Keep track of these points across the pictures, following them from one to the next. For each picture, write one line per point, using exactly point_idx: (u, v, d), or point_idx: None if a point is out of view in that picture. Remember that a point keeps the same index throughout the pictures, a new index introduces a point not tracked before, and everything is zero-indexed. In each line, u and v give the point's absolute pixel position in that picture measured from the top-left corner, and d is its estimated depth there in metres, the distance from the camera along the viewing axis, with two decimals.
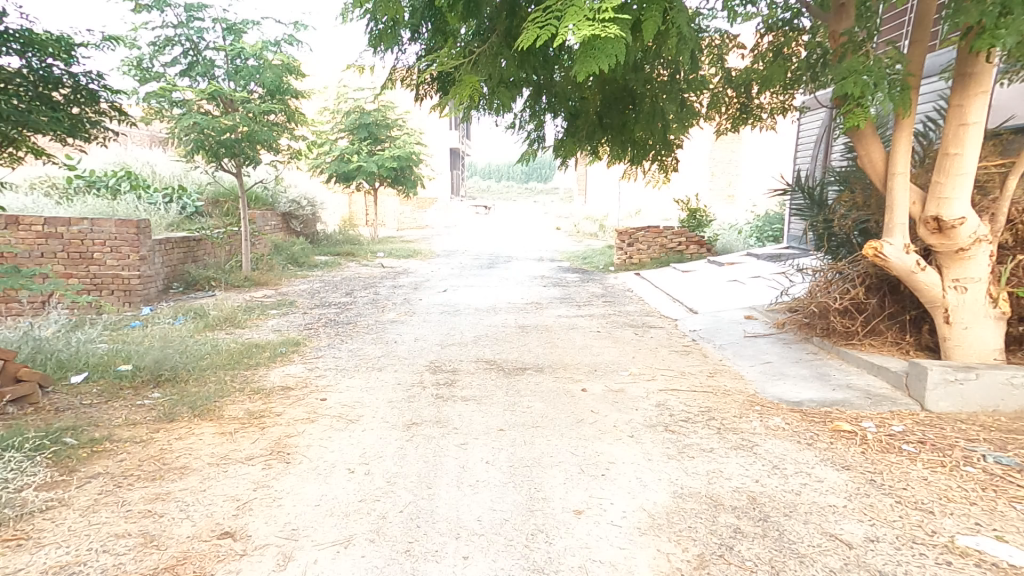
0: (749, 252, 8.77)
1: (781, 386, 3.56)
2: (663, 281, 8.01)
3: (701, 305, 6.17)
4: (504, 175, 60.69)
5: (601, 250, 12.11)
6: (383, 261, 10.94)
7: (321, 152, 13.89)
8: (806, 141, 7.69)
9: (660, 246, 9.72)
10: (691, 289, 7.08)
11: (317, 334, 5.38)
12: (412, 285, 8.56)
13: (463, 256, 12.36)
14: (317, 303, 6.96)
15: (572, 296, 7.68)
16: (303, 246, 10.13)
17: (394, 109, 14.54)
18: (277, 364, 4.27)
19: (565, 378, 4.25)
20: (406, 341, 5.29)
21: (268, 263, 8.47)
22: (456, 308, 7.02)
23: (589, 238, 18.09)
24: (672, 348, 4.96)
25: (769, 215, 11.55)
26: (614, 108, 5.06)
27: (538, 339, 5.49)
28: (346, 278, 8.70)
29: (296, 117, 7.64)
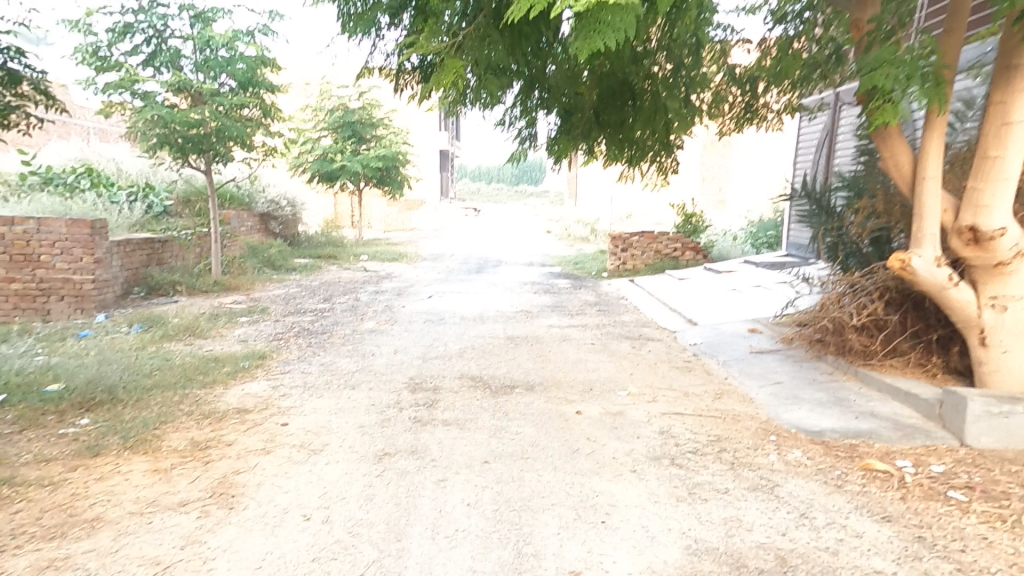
0: (748, 259, 8.48)
1: (797, 412, 3.22)
2: (658, 289, 7.70)
3: (700, 316, 5.84)
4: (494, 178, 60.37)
5: (593, 256, 11.77)
6: (366, 265, 10.50)
7: (304, 150, 13.43)
8: (805, 145, 7.48)
9: (655, 252, 9.41)
10: (689, 299, 6.77)
11: (286, 346, 4.95)
12: (396, 291, 8.14)
13: (450, 260, 11.95)
14: (292, 309, 6.52)
15: (564, 304, 7.32)
16: (281, 248, 9.67)
17: (380, 107, 14.10)
18: (237, 381, 3.85)
19: (557, 398, 3.88)
20: (384, 354, 4.87)
21: (241, 265, 8.00)
22: (441, 317, 6.62)
23: (580, 242, 17.79)
24: (671, 364, 4.62)
25: (764, 222, 11.49)
26: (612, 105, 4.70)
27: (527, 353, 5.12)
28: (326, 282, 8.24)
29: (272, 112, 7.20)
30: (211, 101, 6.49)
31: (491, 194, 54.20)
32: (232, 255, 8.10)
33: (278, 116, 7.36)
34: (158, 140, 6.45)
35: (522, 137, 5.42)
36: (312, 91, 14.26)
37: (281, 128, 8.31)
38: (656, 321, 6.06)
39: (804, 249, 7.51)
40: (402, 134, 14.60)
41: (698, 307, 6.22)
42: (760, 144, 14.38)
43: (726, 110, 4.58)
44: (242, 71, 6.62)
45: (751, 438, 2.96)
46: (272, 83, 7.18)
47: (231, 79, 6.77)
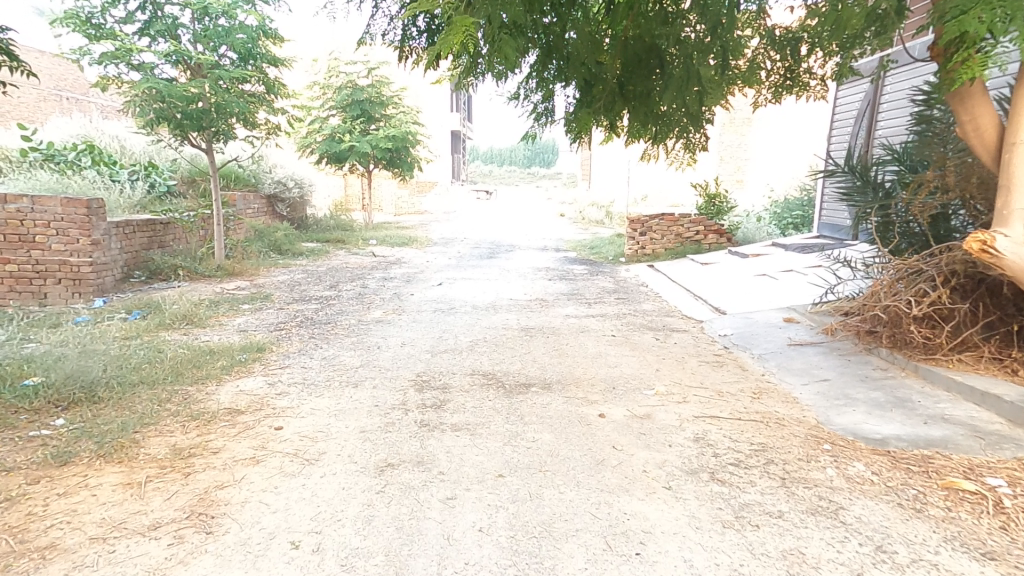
0: (776, 242, 8.01)
1: (853, 415, 2.85)
2: (681, 274, 7.29)
3: (729, 304, 5.44)
4: (506, 161, 59.60)
5: (610, 240, 11.34)
6: (375, 250, 10.20)
7: (312, 131, 13.09)
8: (841, 120, 7.01)
9: (676, 236, 8.96)
10: (715, 285, 6.36)
11: (288, 337, 4.67)
12: (405, 278, 7.84)
13: (461, 245, 11.61)
14: (296, 297, 6.26)
15: (579, 292, 6.95)
16: (288, 233, 9.40)
17: (389, 85, 13.65)
18: (232, 377, 3.56)
19: (577, 398, 3.55)
20: (390, 347, 4.59)
21: (245, 250, 7.74)
22: (451, 306, 6.31)
23: (595, 225, 17.32)
24: (701, 358, 4.24)
25: (789, 202, 11.30)
26: (638, 75, 4.22)
27: (543, 345, 4.79)
28: (333, 269, 7.97)
29: (274, 87, 6.83)
30: (210, 74, 6.13)
31: (503, 177, 53.49)
32: (236, 239, 7.84)
33: (281, 92, 6.99)
34: (155, 116, 6.10)
35: (538, 112, 5.00)
36: (319, 69, 13.82)
37: (286, 107, 7.96)
38: (681, 309, 5.68)
39: (839, 231, 7.03)
40: (412, 113, 14.15)
41: (725, 295, 5.82)
42: (786, 121, 13.73)
43: (767, 77, 4.12)
44: (241, 44, 6.25)
45: (802, 446, 2.60)
46: (275, 57, 6.81)
47: (231, 51, 6.41)
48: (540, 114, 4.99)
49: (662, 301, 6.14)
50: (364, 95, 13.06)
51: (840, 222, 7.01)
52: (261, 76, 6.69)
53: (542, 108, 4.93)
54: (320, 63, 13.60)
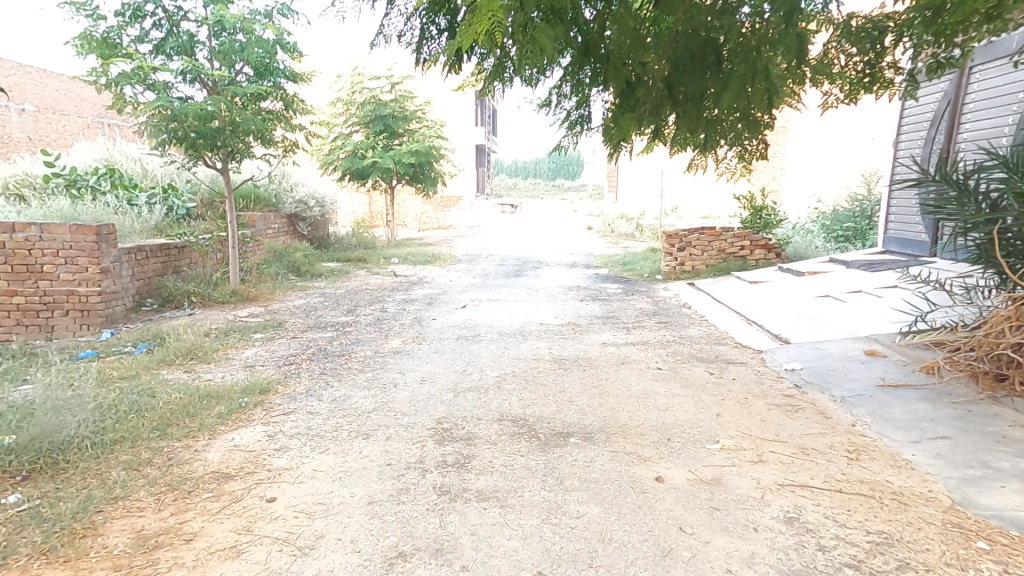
0: (832, 257, 7.31)
1: (1004, 494, 2.19)
2: (728, 295, 6.64)
3: (792, 330, 4.77)
4: (529, 173, 59.48)
5: (643, 255, 10.74)
6: (396, 269, 9.86)
7: (335, 148, 12.94)
8: (911, 130, 6.49)
9: (718, 251, 8.30)
10: (770, 307, 5.72)
11: (297, 374, 4.24)
12: (426, 301, 7.45)
13: (486, 262, 11.19)
14: (312, 324, 5.90)
15: (614, 315, 6.39)
16: (307, 253, 9.13)
17: (412, 100, 13.43)
18: (229, 428, 3.12)
19: (626, 453, 2.97)
20: (409, 386, 4.12)
21: (260, 274, 7.44)
22: (475, 333, 5.83)
23: (625, 239, 16.76)
24: (770, 399, 3.60)
25: (837, 213, 10.91)
26: (690, 73, 3.67)
27: (579, 382, 4.24)
28: (352, 292, 7.64)
29: (293, 103, 6.56)
30: (225, 91, 5.85)
31: (527, 189, 53.30)
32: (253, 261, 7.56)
33: (300, 108, 6.73)
34: (166, 135, 5.82)
35: (571, 118, 4.49)
36: (341, 84, 13.66)
37: (305, 124, 7.71)
38: (734, 337, 5.02)
39: (910, 246, 6.33)
40: (435, 127, 13.90)
41: (784, 318, 5.20)
42: (830, 127, 12.98)
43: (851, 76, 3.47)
44: (258, 60, 5.99)
45: (944, 542, 1.97)
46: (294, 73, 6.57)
47: (248, 68, 6.16)
48: (574, 121, 4.48)
49: (711, 327, 5.50)
50: (387, 110, 12.86)
51: (912, 236, 6.32)
52: (279, 92, 6.44)
53: (576, 113, 4.43)
54: (342, 79, 13.44)
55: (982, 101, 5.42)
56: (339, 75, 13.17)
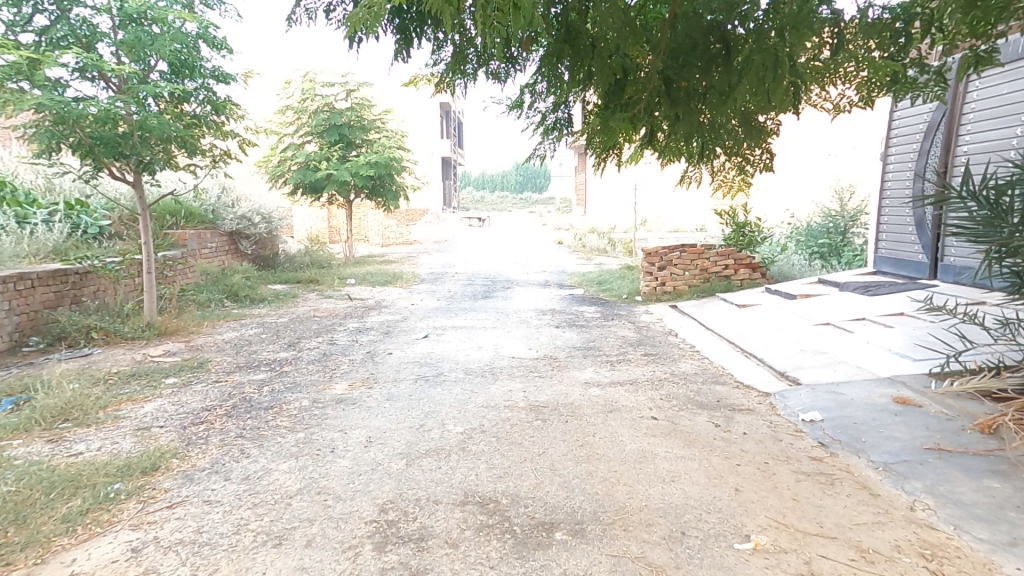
0: (820, 278, 6.89)
1: None
2: (718, 323, 6.07)
3: (800, 367, 4.17)
4: (498, 186, 59.17)
5: (619, 274, 10.20)
6: (352, 291, 8.96)
7: (285, 159, 12.00)
8: (901, 142, 6.11)
9: (700, 271, 7.83)
10: (767, 337, 5.15)
11: (205, 439, 3.34)
12: (383, 331, 6.61)
13: (452, 282, 10.40)
14: (241, 363, 4.98)
15: (594, 348, 5.72)
16: (247, 275, 8.16)
17: (370, 108, 12.65)
18: (74, 541, 2.26)
19: (627, 557, 2.22)
20: (351, 452, 3.28)
21: (186, 303, 6.43)
22: (437, 371, 5.05)
23: (598, 254, 16.32)
24: (797, 461, 2.91)
25: (811, 227, 10.73)
26: (689, 65, 2.98)
27: (561, 439, 3.49)
28: (297, 321, 6.70)
29: (223, 107, 5.74)
30: (129, 89, 4.94)
31: (494, 202, 52.94)
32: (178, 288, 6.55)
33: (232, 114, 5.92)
34: (56, 141, 4.87)
35: (548, 123, 3.85)
36: (290, 91, 12.71)
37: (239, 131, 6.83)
38: (734, 376, 4.38)
39: (904, 267, 5.91)
40: (396, 137, 13.12)
41: (787, 350, 4.62)
42: (799, 140, 12.92)
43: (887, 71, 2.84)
44: (175, 56, 5.19)
45: None
46: (222, 74, 5.76)
47: (163, 63, 5.29)
48: (551, 125, 3.83)
49: (705, 362, 4.88)
50: (343, 119, 12.03)
51: (905, 256, 5.88)
52: (206, 94, 5.63)
53: (555, 117, 3.78)
54: (290, 85, 12.49)
55: (982, 110, 5.04)
56: (288, 81, 12.22)
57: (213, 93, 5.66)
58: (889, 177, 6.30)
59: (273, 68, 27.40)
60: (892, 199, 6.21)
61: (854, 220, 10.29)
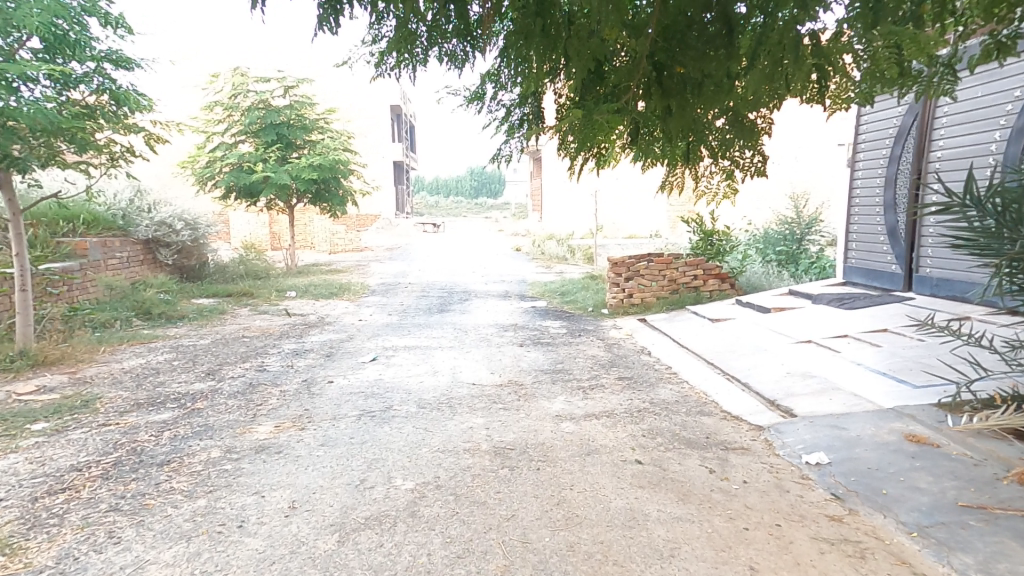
0: (792, 289, 6.66)
1: None
2: (693, 341, 5.69)
3: (792, 395, 3.75)
4: (454, 191, 58.41)
5: (583, 284, 9.82)
6: (291, 307, 8.17)
7: (215, 160, 10.99)
8: (870, 148, 5.94)
9: (667, 282, 7.61)
10: (748, 355, 4.78)
11: (57, 515, 2.56)
12: (324, 354, 5.86)
13: (406, 294, 9.69)
14: (141, 399, 4.14)
15: (562, 373, 5.21)
16: (156, 294, 7.52)
17: (312, 106, 11.78)
18: None
19: None
20: (264, 525, 2.55)
21: (70, 330, 5.54)
22: (384, 403, 4.37)
23: (558, 262, 16.00)
24: (816, 520, 2.43)
25: (769, 234, 10.74)
26: (680, 46, 2.37)
27: (530, 495, 2.91)
28: (221, 343, 5.98)
29: (122, 95, 5.44)
30: None
31: (450, 207, 52.11)
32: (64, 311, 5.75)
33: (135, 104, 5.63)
34: None
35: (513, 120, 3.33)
36: (219, 85, 11.52)
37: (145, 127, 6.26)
38: (722, 406, 3.94)
39: (877, 278, 5.74)
40: (341, 138, 12.26)
41: (773, 371, 4.24)
42: None
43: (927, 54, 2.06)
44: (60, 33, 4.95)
45: None
46: (117, 57, 5.55)
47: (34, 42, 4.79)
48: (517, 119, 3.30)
49: (687, 389, 4.42)
50: (280, 117, 11.10)
51: (878, 267, 5.73)
52: (100, 81, 5.36)
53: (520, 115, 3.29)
54: (218, 80, 11.27)
55: (956, 115, 4.89)
56: (216, 74, 11.04)
57: (109, 80, 5.38)
58: (858, 184, 6.15)
59: (210, 67, 25.93)
60: (861, 207, 6.05)
61: (810, 229, 10.36)
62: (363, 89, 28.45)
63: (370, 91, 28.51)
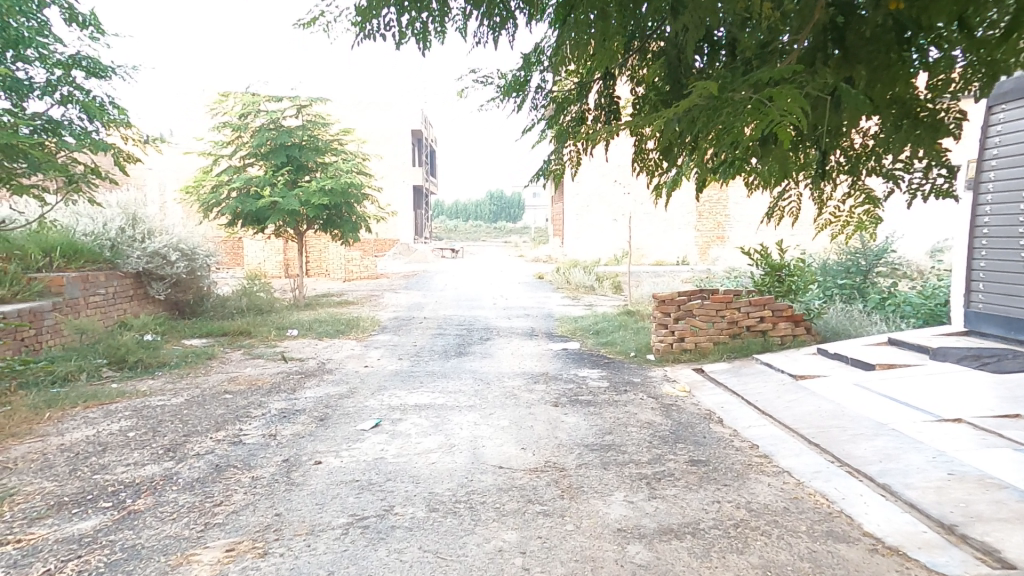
0: (893, 339, 5.45)
1: None
2: (779, 408, 4.51)
3: (981, 520, 2.55)
4: (472, 215, 58.19)
5: (619, 322, 8.69)
6: (290, 351, 7.28)
7: (221, 185, 10.34)
8: (1005, 172, 5.25)
9: (727, 325, 6.47)
10: (871, 438, 3.59)
11: None
12: (316, 418, 4.82)
13: (419, 332, 8.72)
14: (68, 497, 3.29)
15: (614, 451, 4.05)
16: (137, 335, 6.75)
17: (326, 127, 11.09)
18: None
19: None
20: None
21: (15, 394, 4.68)
22: (386, 501, 3.29)
23: (584, 292, 14.94)
24: None
25: (828, 265, 9.53)
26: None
27: None
28: (197, 402, 5.01)
29: (94, 110, 4.88)
30: None
31: (467, 231, 51.58)
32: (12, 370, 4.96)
33: (112, 123, 5.11)
34: None
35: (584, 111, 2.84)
36: (227, 105, 10.84)
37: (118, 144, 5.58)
38: (868, 526, 2.72)
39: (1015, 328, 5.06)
40: (356, 160, 11.51)
41: (926, 471, 3.05)
42: None
43: None
44: (10, 34, 4.63)
45: None
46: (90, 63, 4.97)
47: None
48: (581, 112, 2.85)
49: (796, 490, 3.22)
50: (292, 139, 10.39)
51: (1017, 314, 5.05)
52: (68, 91, 4.82)
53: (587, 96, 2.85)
54: (227, 100, 10.62)
55: None
56: (224, 94, 10.44)
57: (78, 90, 4.87)
58: (987, 217, 5.50)
59: None
60: (992, 241, 5.38)
61: (879, 260, 9.11)
62: (382, 112, 28.14)
63: (388, 115, 28.21)
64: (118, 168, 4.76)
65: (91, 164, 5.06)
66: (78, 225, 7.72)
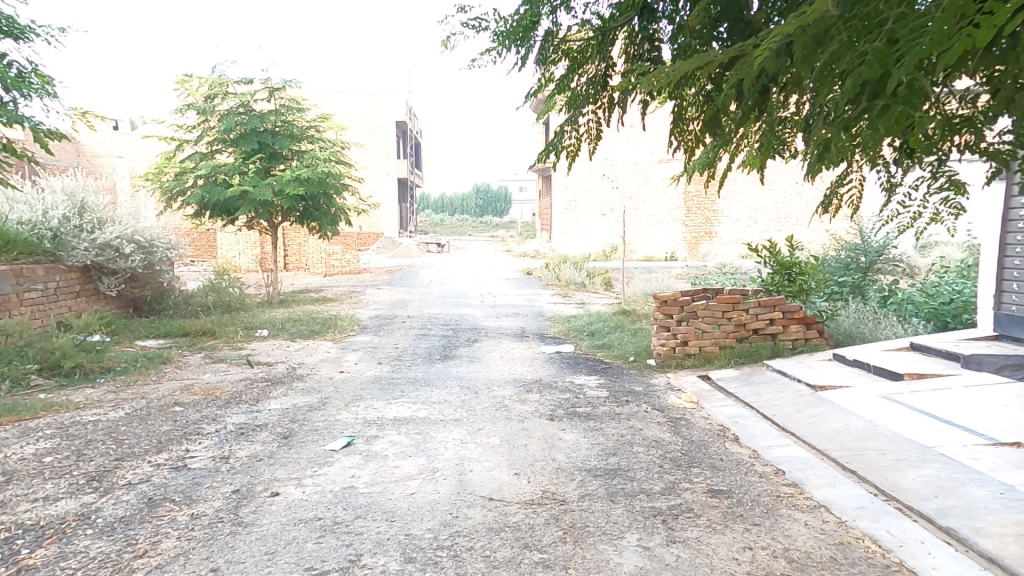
0: (918, 345, 5.03)
1: None
2: (802, 423, 4.02)
3: None
4: (459, 209, 57.45)
5: (616, 322, 8.20)
6: (257, 354, 6.64)
7: (186, 172, 9.61)
8: None
9: (734, 329, 6.00)
10: (917, 465, 3.11)
11: None
12: (279, 436, 4.22)
13: (401, 333, 8.13)
14: None
15: (621, 478, 3.52)
16: (79, 336, 6.05)
17: (302, 112, 10.36)
18: None
19: None
20: None
21: None
22: (350, 549, 2.72)
23: (575, 289, 14.46)
24: None
25: (831, 264, 9.15)
26: None
27: None
28: (140, 418, 4.37)
29: (3, 77, 4.12)
30: None
31: (454, 225, 50.84)
32: None
33: (25, 91, 4.37)
34: None
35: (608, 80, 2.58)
36: (192, 86, 10.04)
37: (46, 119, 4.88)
38: None
39: None
40: (334, 148, 10.80)
41: (995, 514, 2.57)
42: None
43: None
44: None
45: None
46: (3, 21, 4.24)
47: None
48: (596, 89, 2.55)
49: (839, 531, 2.71)
50: (264, 124, 9.65)
51: None
52: None
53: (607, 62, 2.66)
54: (192, 80, 9.84)
55: None
56: (188, 74, 9.65)
57: None
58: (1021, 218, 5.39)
59: None
60: None
61: (884, 259, 8.75)
62: (365, 102, 27.25)
63: (373, 105, 27.38)
64: (35, 144, 4.07)
65: (7, 140, 4.36)
66: (13, 213, 6.92)
